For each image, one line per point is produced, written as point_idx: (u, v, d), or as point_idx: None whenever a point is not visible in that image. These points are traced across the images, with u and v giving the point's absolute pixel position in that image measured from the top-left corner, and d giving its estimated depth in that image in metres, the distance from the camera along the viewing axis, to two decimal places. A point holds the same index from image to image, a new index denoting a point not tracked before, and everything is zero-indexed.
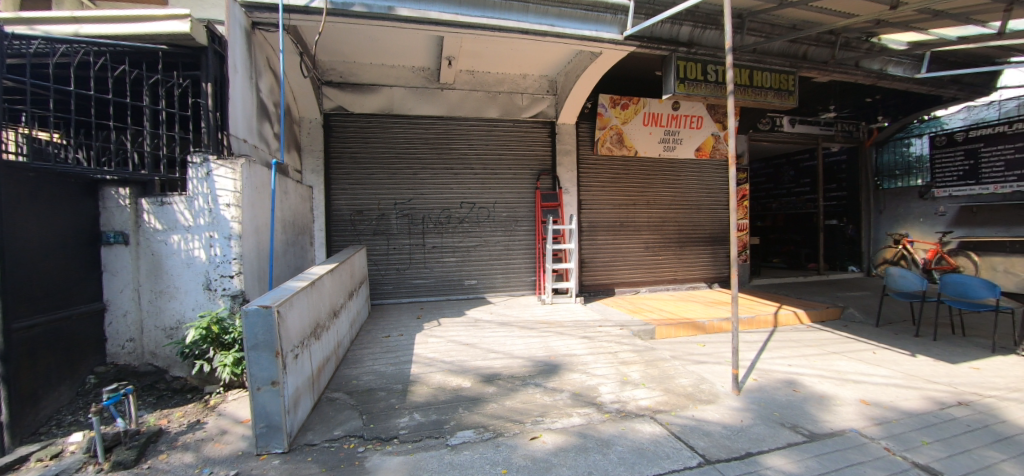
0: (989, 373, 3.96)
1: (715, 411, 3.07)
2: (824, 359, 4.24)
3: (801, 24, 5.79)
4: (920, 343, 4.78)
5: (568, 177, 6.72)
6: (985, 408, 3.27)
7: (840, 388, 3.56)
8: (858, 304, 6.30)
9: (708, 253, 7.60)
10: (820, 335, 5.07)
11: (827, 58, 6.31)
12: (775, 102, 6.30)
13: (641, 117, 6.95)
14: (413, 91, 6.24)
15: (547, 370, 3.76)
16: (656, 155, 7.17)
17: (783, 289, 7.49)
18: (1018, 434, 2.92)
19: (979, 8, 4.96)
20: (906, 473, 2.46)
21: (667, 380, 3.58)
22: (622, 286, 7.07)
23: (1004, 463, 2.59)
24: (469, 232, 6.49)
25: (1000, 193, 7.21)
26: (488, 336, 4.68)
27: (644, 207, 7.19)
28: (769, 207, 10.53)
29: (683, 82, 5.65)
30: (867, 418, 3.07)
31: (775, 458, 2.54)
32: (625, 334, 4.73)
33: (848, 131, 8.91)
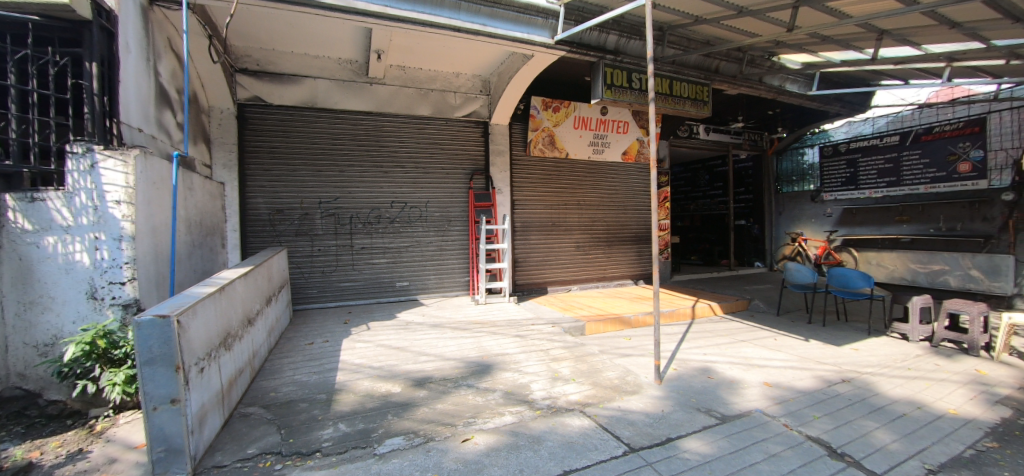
0: (865, 352, 4.54)
1: (639, 401, 3.22)
2: (734, 346, 4.62)
3: (714, 40, 6.28)
4: (812, 329, 5.37)
5: (502, 178, 6.77)
6: (863, 383, 3.75)
7: (746, 373, 3.89)
8: (762, 296, 6.96)
9: (634, 252, 8.00)
10: (731, 325, 5.53)
11: (735, 72, 6.94)
12: (692, 111, 6.73)
13: (571, 120, 7.16)
14: (339, 84, 5.92)
15: (479, 370, 3.73)
16: (585, 157, 7.42)
17: (700, 284, 8.08)
18: (887, 404, 3.37)
19: (857, 36, 5.66)
20: (801, 446, 2.74)
21: (595, 374, 3.70)
22: (554, 285, 7.23)
23: (877, 431, 2.97)
24: (401, 232, 6.29)
25: (874, 197, 8.34)
26: (419, 338, 4.55)
27: (574, 208, 7.41)
28: (687, 209, 11.33)
29: (610, 88, 5.96)
30: (769, 398, 3.38)
31: (692, 441, 2.71)
32: (556, 332, 4.83)
33: (753, 140, 9.83)
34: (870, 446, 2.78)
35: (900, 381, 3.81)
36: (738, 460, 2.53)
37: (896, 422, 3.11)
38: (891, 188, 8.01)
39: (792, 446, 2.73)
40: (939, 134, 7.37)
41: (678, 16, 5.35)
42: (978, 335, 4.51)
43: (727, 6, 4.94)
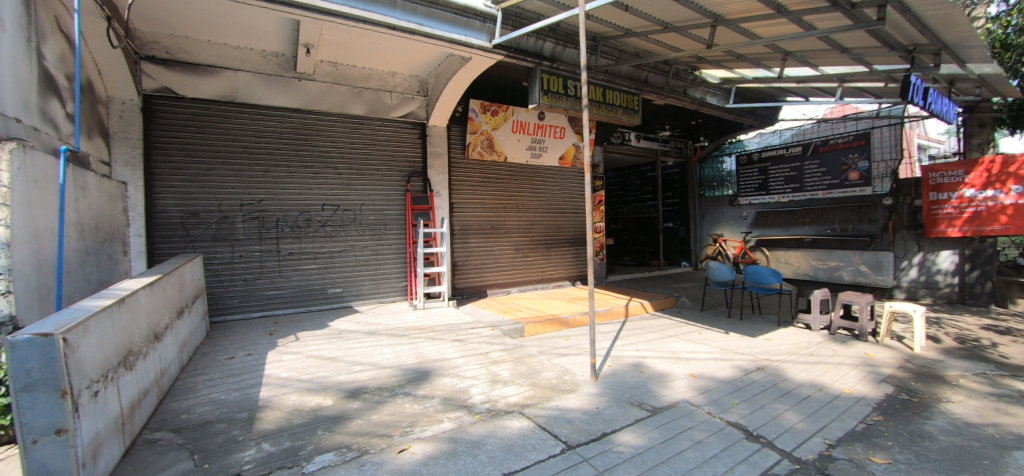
0: (776, 342, 4.99)
1: (576, 399, 3.29)
2: (664, 342, 4.88)
3: (643, 53, 6.63)
4: (732, 323, 5.81)
5: (440, 180, 6.64)
6: (774, 370, 4.10)
7: (674, 366, 4.11)
8: (688, 294, 7.42)
9: (571, 254, 8.21)
10: (660, 321, 5.84)
11: (662, 84, 7.38)
12: (623, 118, 7.11)
13: (509, 124, 7.24)
14: (263, 78, 5.53)
15: (417, 377, 3.63)
16: (523, 161, 7.52)
17: (632, 283, 8.46)
18: (794, 388, 3.72)
19: (766, 56, 6.23)
20: (723, 431, 2.94)
21: (534, 375, 3.74)
22: (494, 288, 7.24)
23: (786, 413, 3.26)
24: (333, 236, 5.99)
25: (782, 202, 9.19)
26: (352, 347, 4.35)
27: (513, 211, 7.48)
28: (620, 212, 11.84)
29: (546, 93, 6.11)
30: (694, 389, 3.60)
31: (625, 434, 2.81)
32: (496, 335, 4.82)
33: (679, 148, 10.52)
34: (780, 427, 3.04)
35: (805, 366, 4.22)
36: (667, 449, 2.66)
37: (802, 404, 3.43)
38: (796, 193, 8.89)
39: (715, 431, 2.92)
40: (834, 145, 8.28)
41: (610, 27, 5.59)
42: (866, 322, 5.11)
43: (653, 21, 5.24)
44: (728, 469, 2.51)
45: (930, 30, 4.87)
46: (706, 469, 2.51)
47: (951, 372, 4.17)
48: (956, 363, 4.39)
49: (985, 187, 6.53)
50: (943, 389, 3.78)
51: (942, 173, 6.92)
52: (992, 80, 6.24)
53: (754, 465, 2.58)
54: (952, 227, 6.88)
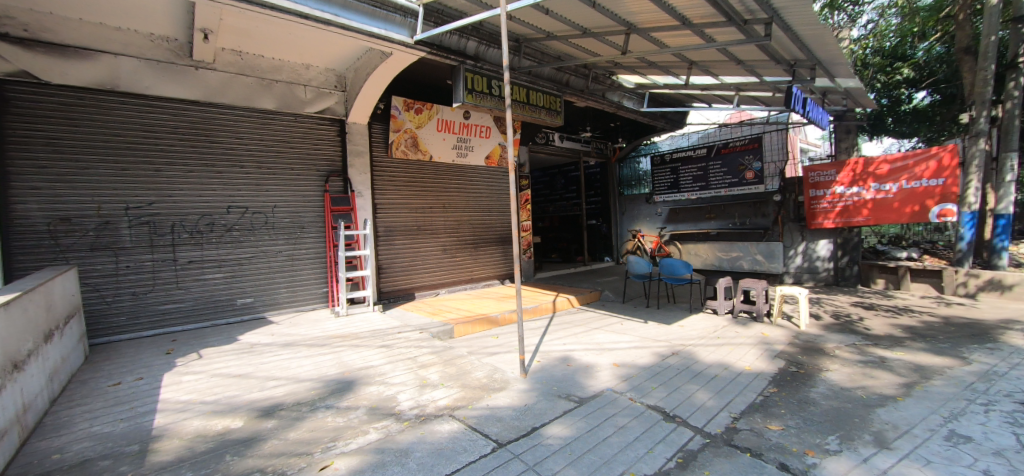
0: (688, 328, 5.40)
1: (506, 396, 3.31)
2: (589, 334, 5.09)
3: (564, 56, 6.82)
4: (650, 312, 6.20)
5: (361, 180, 6.36)
6: (687, 354, 4.44)
7: (599, 357, 4.29)
8: (610, 287, 7.81)
9: (499, 253, 8.25)
10: (585, 315, 6.08)
11: (583, 87, 7.67)
12: (547, 120, 7.34)
13: (434, 123, 7.12)
14: (151, 65, 4.90)
15: (339, 388, 3.43)
16: (449, 160, 7.43)
17: (559, 280, 8.71)
18: (704, 369, 4.05)
19: (674, 64, 6.70)
20: (643, 414, 3.12)
21: (464, 376, 3.70)
22: (421, 290, 7.08)
23: (698, 392, 3.54)
24: (241, 242, 5.48)
25: (691, 199, 9.96)
26: (266, 362, 4.01)
27: (440, 211, 7.36)
28: (546, 210, 12.14)
29: (471, 93, 6.08)
30: (617, 377, 3.79)
31: (554, 427, 2.87)
32: (424, 338, 4.71)
33: (600, 149, 11.05)
34: (693, 406, 3.29)
35: (713, 348, 4.62)
36: (594, 436, 2.77)
37: (711, 383, 3.75)
38: (702, 191, 9.67)
39: (636, 416, 3.09)
40: (733, 148, 9.14)
41: (532, 30, 5.70)
42: (762, 304, 5.71)
43: (573, 26, 5.42)
44: (649, 449, 2.67)
45: (806, 47, 5.54)
46: (630, 452, 2.64)
47: (829, 344, 4.79)
48: (833, 337, 5.06)
49: (851, 185, 7.61)
50: (824, 360, 4.33)
51: (818, 172, 7.92)
52: (855, 93, 7.26)
53: (671, 443, 2.77)
54: (827, 219, 7.90)
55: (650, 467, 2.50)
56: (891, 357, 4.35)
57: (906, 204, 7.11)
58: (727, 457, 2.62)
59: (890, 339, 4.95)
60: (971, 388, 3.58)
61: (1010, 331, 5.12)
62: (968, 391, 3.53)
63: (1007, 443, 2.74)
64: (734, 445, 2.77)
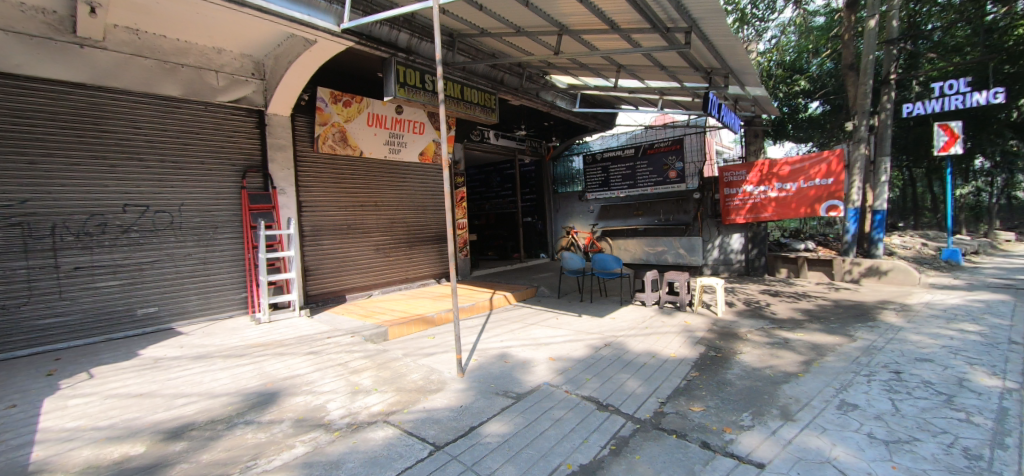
0: (619, 319, 5.66)
1: (444, 397, 3.25)
2: (525, 330, 5.14)
3: (499, 54, 6.83)
4: (583, 306, 6.41)
5: (283, 176, 5.94)
6: (618, 345, 4.64)
7: (535, 352, 4.36)
8: (546, 283, 7.98)
9: (435, 251, 8.10)
10: (522, 311, 6.15)
11: (517, 85, 7.74)
12: (482, 117, 7.34)
13: (364, 117, 6.83)
14: (22, 40, 4.16)
15: (261, 402, 3.17)
16: (381, 156, 7.16)
17: (495, 277, 8.74)
18: (634, 358, 4.26)
19: (604, 67, 6.96)
20: (578, 406, 3.21)
21: (399, 379, 3.59)
22: (353, 292, 6.77)
23: (629, 381, 3.71)
24: (141, 244, 4.88)
25: (620, 197, 10.41)
26: (173, 377, 3.61)
27: (371, 209, 7.07)
28: (482, 208, 12.13)
29: (403, 86, 5.91)
30: (554, 371, 3.87)
31: (492, 424, 2.87)
32: (356, 342, 4.50)
33: (535, 147, 11.21)
34: (624, 394, 3.44)
35: (641, 338, 4.87)
36: (531, 431, 2.80)
37: (641, 371, 3.95)
38: (631, 189, 10.13)
39: (572, 407, 3.17)
40: (658, 149, 9.62)
41: (465, 25, 5.64)
42: (685, 295, 6.12)
43: (507, 24, 5.42)
44: (584, 439, 2.75)
45: (721, 57, 5.98)
46: (566, 443, 2.70)
47: (742, 329, 5.24)
48: (745, 322, 5.54)
49: (759, 184, 8.37)
50: (738, 344, 4.73)
51: (732, 172, 8.62)
52: (762, 100, 7.97)
53: (605, 431, 2.87)
54: (739, 215, 8.62)
55: (585, 456, 2.57)
56: (793, 338, 4.85)
57: (801, 203, 7.97)
58: (656, 440, 2.77)
59: (793, 322, 5.51)
60: (857, 361, 4.09)
61: (886, 310, 5.93)
62: (854, 364, 4.03)
63: (884, 408, 3.16)
64: (662, 428, 2.93)
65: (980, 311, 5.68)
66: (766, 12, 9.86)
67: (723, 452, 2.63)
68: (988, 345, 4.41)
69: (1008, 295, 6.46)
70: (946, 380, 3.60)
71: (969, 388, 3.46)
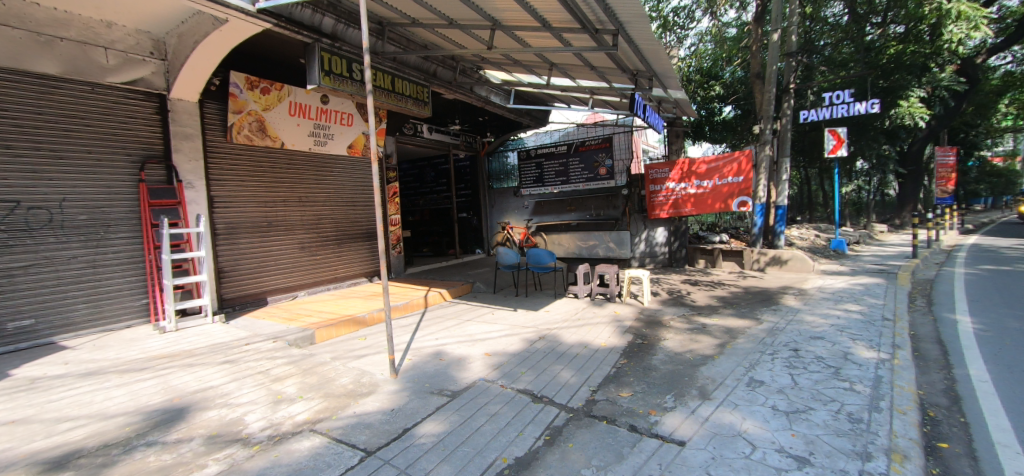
0: (553, 312, 5.80)
1: (375, 401, 3.13)
2: (461, 326, 5.11)
3: (431, 46, 6.67)
4: (518, 301, 6.50)
5: (190, 168, 5.38)
6: (551, 337, 4.75)
7: (471, 348, 4.34)
8: (482, 279, 7.97)
9: (366, 249, 7.79)
10: (457, 308, 6.10)
11: (450, 79, 7.65)
12: (414, 110, 7.17)
13: (285, 105, 6.38)
14: None
15: (164, 420, 2.85)
16: (305, 148, 6.74)
17: (431, 274, 8.59)
18: (567, 349, 4.38)
19: (537, 64, 7.05)
20: (513, 400, 3.24)
21: (326, 384, 3.41)
22: (275, 294, 6.32)
23: (562, 371, 3.81)
24: (10, 246, 4.19)
25: (554, 192, 10.64)
26: (55, 399, 3.15)
27: (294, 205, 6.62)
28: (416, 204, 11.86)
29: (327, 74, 5.55)
30: (489, 366, 3.88)
31: (426, 425, 2.81)
32: (278, 348, 4.21)
33: (469, 142, 11.13)
34: (558, 385, 3.54)
35: (574, 329, 5.03)
36: (467, 428, 2.78)
37: (574, 361, 4.08)
38: (564, 185, 10.39)
39: (507, 401, 3.20)
40: (589, 146, 9.95)
41: (395, 14, 5.44)
42: (615, 286, 6.41)
43: (439, 15, 5.30)
44: (519, 432, 2.78)
45: (646, 60, 6.28)
46: (502, 438, 2.72)
47: (666, 317, 5.60)
48: (668, 310, 5.92)
49: (680, 181, 8.95)
50: (662, 331, 5.04)
51: (656, 170, 9.12)
52: (682, 102, 8.50)
53: (539, 422, 2.93)
54: (662, 210, 9.17)
55: (520, 449, 2.60)
56: (710, 323, 5.26)
57: (716, 199, 8.65)
58: (587, 427, 2.88)
59: (709, 308, 5.98)
60: (763, 342, 4.51)
61: (786, 295, 6.61)
62: (760, 345, 4.44)
63: (785, 382, 3.52)
64: (593, 415, 3.05)
65: (860, 293, 6.52)
66: (686, 20, 10.53)
67: (649, 433, 2.79)
68: (866, 322, 5.08)
69: (881, 278, 7.49)
70: (835, 355, 4.09)
71: (852, 360, 3.95)
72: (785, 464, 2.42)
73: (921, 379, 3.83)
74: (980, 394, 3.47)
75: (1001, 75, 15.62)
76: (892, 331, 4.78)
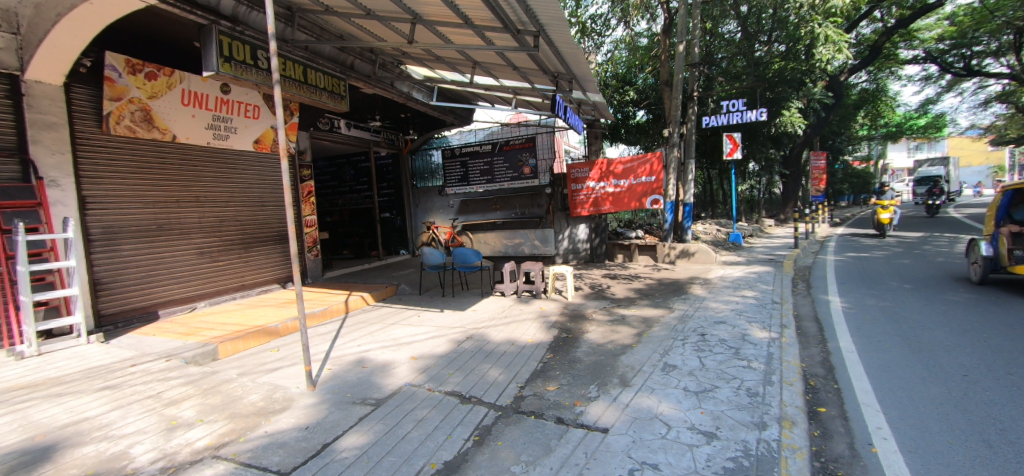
0: (480, 311, 5.80)
1: (290, 417, 2.90)
2: (385, 331, 4.92)
3: (348, 37, 6.36)
4: (446, 301, 6.41)
5: (53, 164, 4.58)
6: (479, 336, 4.74)
7: (396, 353, 4.19)
8: (407, 280, 7.75)
9: (277, 253, 7.21)
10: (381, 311, 5.87)
11: (370, 72, 7.35)
12: (330, 104, 6.79)
13: (176, 93, 5.68)
14: None
15: (22, 463, 2.39)
16: (203, 143, 6.07)
17: (351, 277, 8.18)
18: (495, 347, 4.40)
19: (459, 62, 6.97)
20: (441, 402, 3.18)
21: (232, 404, 3.09)
22: (168, 306, 5.61)
23: (491, 370, 3.81)
24: None
25: (480, 191, 10.61)
26: None
27: (191, 206, 5.93)
28: (335, 203, 11.23)
29: (228, 61, 5.05)
30: (416, 370, 3.77)
31: (349, 437, 2.66)
32: (173, 367, 3.74)
33: (391, 140, 10.78)
34: (486, 384, 3.53)
35: (501, 327, 5.07)
36: (393, 437, 2.68)
37: (501, 359, 4.10)
38: (489, 184, 10.39)
39: (435, 405, 3.13)
40: (513, 146, 10.04)
41: None
42: (540, 283, 6.57)
43: (355, 4, 5.03)
44: (448, 435, 2.73)
45: (566, 63, 6.48)
46: (429, 443, 2.65)
47: (588, 310, 5.85)
48: (590, 303, 6.19)
49: (599, 180, 9.38)
50: (585, 324, 5.25)
51: (577, 169, 9.47)
52: (600, 105, 8.88)
53: (468, 423, 2.90)
54: (583, 208, 9.55)
55: (449, 452, 2.55)
56: (628, 314, 5.59)
57: (632, 198, 9.23)
58: (516, 423, 2.90)
59: (627, 300, 6.35)
60: (675, 329, 4.88)
61: (694, 285, 7.22)
62: (673, 331, 4.81)
63: (694, 364, 3.83)
64: (522, 411, 3.09)
65: (754, 280, 7.31)
66: (602, 27, 11.06)
67: (575, 424, 2.88)
68: (759, 306, 5.70)
69: (771, 267, 8.46)
70: (735, 336, 4.54)
71: (749, 340, 4.41)
72: (696, 440, 2.63)
73: (803, 353, 4.38)
74: (848, 363, 4.04)
75: (858, 91, 18.38)
76: (780, 312, 5.42)
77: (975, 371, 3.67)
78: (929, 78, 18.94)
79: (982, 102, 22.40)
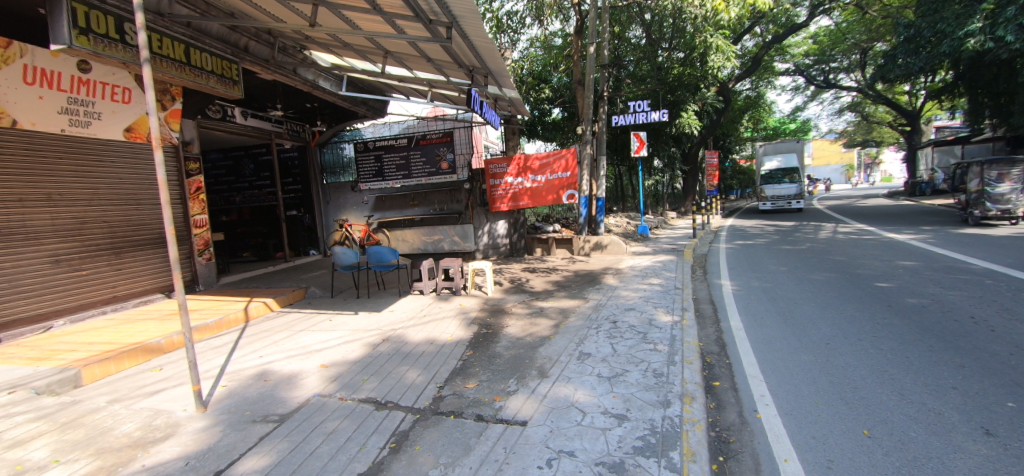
0: (397, 311, 5.60)
1: (175, 445, 2.57)
2: (291, 339, 4.55)
3: (240, 14, 5.67)
4: (361, 303, 6.12)
5: None
6: (396, 338, 4.57)
7: (304, 362, 3.90)
8: (317, 283, 7.23)
9: (158, 259, 6.35)
10: (287, 318, 5.42)
11: (268, 56, 6.73)
12: (219, 89, 6.10)
13: (17, 70, 4.70)
14: None
15: None
16: (55, 131, 5.14)
17: (253, 282, 7.46)
18: (413, 348, 4.27)
19: (369, 50, 6.61)
20: (354, 412, 3.01)
21: (100, 437, 2.66)
22: (13, 327, 4.66)
23: (408, 373, 3.69)
24: None
25: (396, 187, 10.17)
26: None
27: (40, 205, 5.00)
28: (233, 201, 10.22)
29: (85, 34, 4.30)
30: (326, 379, 3.54)
31: (248, 460, 2.43)
32: (19, 400, 3.13)
33: (295, 131, 9.96)
34: (403, 387, 3.42)
35: (420, 327, 4.94)
36: (300, 454, 2.49)
37: (419, 360, 3.99)
38: (406, 179, 10.03)
39: (347, 415, 2.96)
40: (430, 140, 9.79)
41: None
42: (459, 280, 6.50)
43: None
44: (361, 446, 2.60)
45: (482, 57, 6.43)
46: (341, 456, 2.50)
47: (508, 304, 5.91)
48: (510, 298, 6.26)
49: (517, 175, 9.52)
50: (504, 318, 5.30)
51: (495, 165, 9.49)
52: (516, 102, 8.99)
53: (383, 431, 2.78)
54: (503, 203, 9.64)
55: (363, 463, 2.43)
56: (546, 306, 5.75)
57: (549, 192, 9.58)
58: (434, 425, 2.84)
59: (545, 292, 6.53)
60: (590, 318, 5.11)
61: (606, 275, 7.62)
62: (588, 321, 5.03)
63: (606, 351, 4.04)
64: (440, 412, 3.04)
65: (659, 268, 7.91)
66: (517, 24, 11.17)
67: (494, 420, 2.89)
68: (663, 292, 6.18)
69: (673, 256, 9.20)
70: (643, 322, 4.87)
71: (655, 325, 4.76)
72: (608, 424, 2.77)
73: (701, 333, 4.83)
74: (737, 340, 4.53)
75: (744, 97, 20.66)
76: (681, 297, 5.93)
77: (834, 339, 4.30)
78: (798, 88, 21.87)
79: (838, 110, 26.40)
